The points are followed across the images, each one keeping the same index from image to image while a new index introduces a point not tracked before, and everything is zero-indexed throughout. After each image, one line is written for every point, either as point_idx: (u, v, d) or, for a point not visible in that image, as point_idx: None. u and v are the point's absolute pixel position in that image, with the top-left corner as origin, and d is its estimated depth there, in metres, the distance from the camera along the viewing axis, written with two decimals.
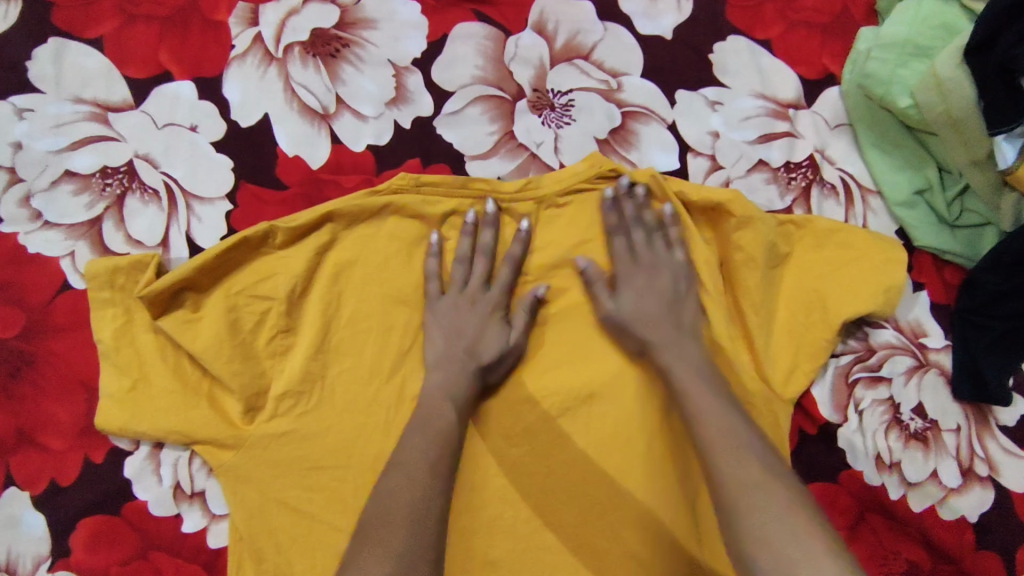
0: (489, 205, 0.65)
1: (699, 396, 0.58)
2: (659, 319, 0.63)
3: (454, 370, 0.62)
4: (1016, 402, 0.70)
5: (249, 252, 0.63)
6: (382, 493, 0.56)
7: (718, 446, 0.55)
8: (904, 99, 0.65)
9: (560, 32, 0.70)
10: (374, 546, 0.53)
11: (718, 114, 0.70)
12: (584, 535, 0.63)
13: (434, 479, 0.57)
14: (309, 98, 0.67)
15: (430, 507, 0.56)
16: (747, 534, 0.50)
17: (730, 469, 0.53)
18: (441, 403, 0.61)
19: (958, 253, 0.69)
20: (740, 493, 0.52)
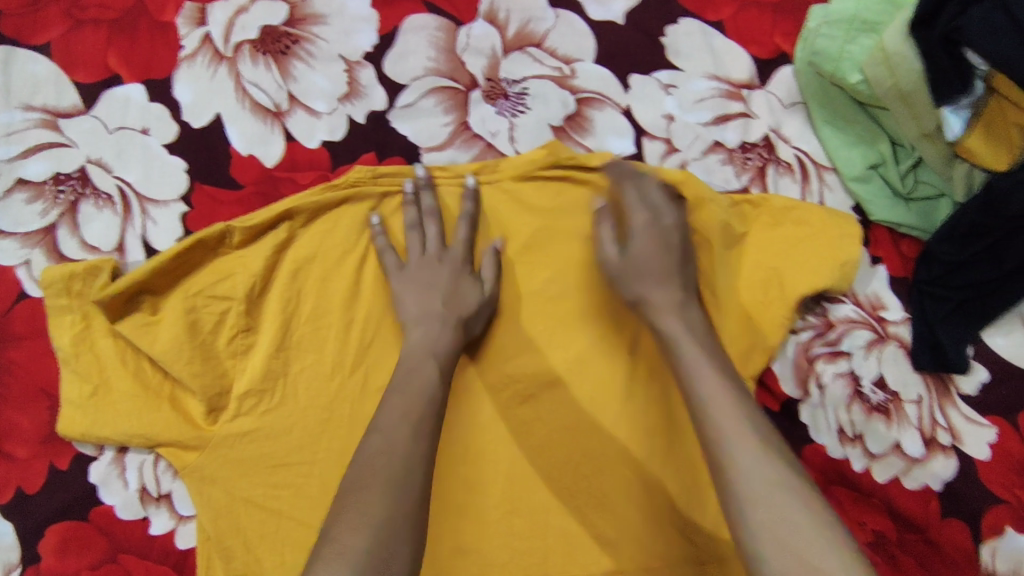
0: (420, 170, 0.65)
1: (707, 382, 0.54)
2: (654, 292, 0.61)
3: (435, 326, 0.61)
4: (975, 370, 0.72)
5: (206, 254, 0.63)
6: (362, 458, 0.52)
7: (733, 431, 0.50)
8: (854, 76, 0.65)
9: (511, 20, 0.70)
10: (348, 518, 0.48)
11: (671, 97, 0.70)
12: (551, 521, 0.64)
13: (417, 441, 0.53)
14: (261, 96, 0.67)
15: (411, 480, 0.51)
16: (766, 532, 0.45)
17: (743, 458, 0.48)
18: (423, 358, 0.59)
19: (915, 227, 0.70)
20: (755, 485, 0.47)
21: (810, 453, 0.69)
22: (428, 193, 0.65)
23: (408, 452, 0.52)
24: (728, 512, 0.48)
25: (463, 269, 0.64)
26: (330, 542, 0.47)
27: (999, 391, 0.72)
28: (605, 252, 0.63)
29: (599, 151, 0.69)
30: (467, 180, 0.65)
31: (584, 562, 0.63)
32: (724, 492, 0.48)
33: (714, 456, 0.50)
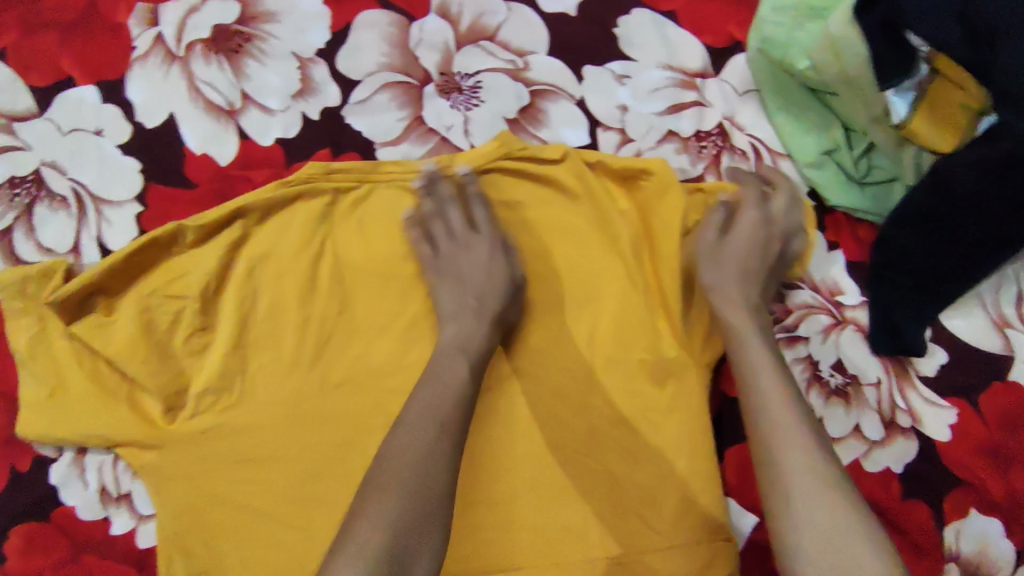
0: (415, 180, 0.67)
1: (766, 381, 0.56)
2: (728, 283, 0.63)
3: (468, 321, 0.62)
4: (935, 352, 0.73)
5: (159, 253, 0.64)
6: (384, 456, 0.54)
7: (791, 434, 0.53)
8: (803, 62, 0.66)
9: (464, 14, 0.70)
10: (368, 513, 0.51)
11: (625, 87, 0.71)
12: (521, 510, 0.66)
13: (439, 438, 0.55)
14: (214, 96, 0.67)
15: (433, 480, 0.53)
16: (810, 533, 0.49)
17: (797, 461, 0.52)
18: (453, 355, 0.60)
19: (870, 211, 0.70)
20: (807, 487, 0.51)
21: None
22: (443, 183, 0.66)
23: (428, 451, 0.54)
24: (773, 509, 0.52)
25: (495, 254, 0.64)
26: (354, 536, 0.50)
27: (958, 373, 0.73)
28: (704, 236, 0.66)
29: (553, 143, 0.69)
30: (461, 170, 0.67)
31: (547, 548, 0.65)
32: (774, 490, 0.52)
33: (766, 454, 0.53)
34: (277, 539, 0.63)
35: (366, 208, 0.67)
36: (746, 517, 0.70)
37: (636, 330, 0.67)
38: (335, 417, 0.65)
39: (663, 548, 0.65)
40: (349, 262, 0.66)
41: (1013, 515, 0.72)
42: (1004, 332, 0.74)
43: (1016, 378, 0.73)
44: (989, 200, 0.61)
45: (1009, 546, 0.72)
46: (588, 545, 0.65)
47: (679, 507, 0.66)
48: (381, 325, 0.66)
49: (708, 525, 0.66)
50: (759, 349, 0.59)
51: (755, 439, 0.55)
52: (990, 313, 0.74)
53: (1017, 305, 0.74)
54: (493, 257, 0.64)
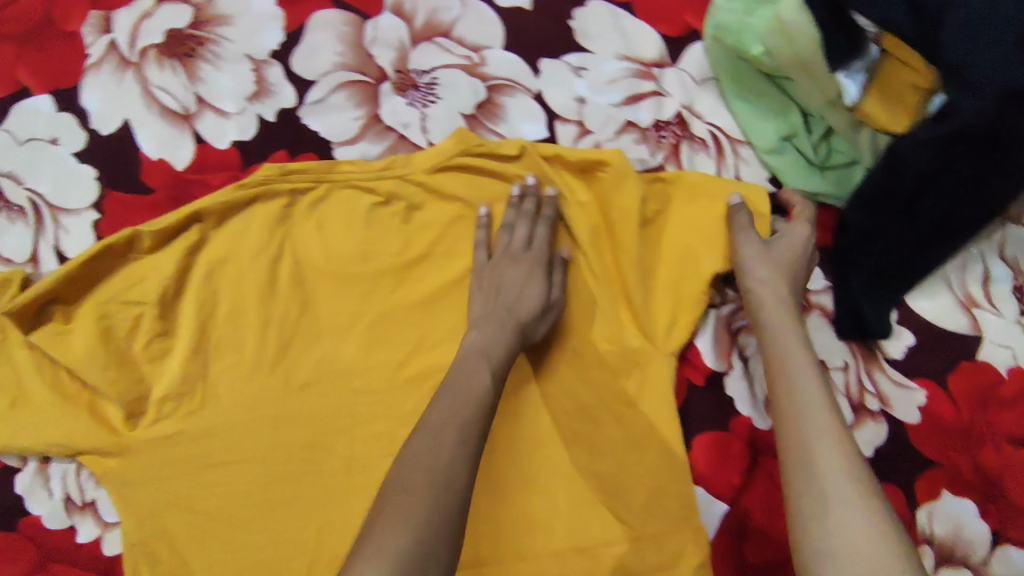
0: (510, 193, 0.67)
1: (802, 378, 0.56)
2: (770, 282, 0.63)
3: (491, 330, 0.60)
4: (901, 334, 0.74)
5: (117, 260, 0.64)
6: (407, 459, 0.50)
7: (825, 430, 0.53)
8: (756, 47, 0.66)
9: (418, 11, 0.70)
10: (390, 517, 0.47)
11: (582, 79, 0.71)
12: (502, 505, 0.67)
13: (464, 444, 0.51)
14: (169, 100, 0.67)
15: (456, 487, 0.49)
16: (841, 532, 0.48)
17: (832, 458, 0.51)
18: (478, 364, 0.57)
19: (831, 195, 0.70)
20: (840, 486, 0.50)
21: (734, 424, 0.70)
22: (533, 199, 0.66)
23: (453, 454, 0.50)
24: (803, 505, 0.50)
25: (535, 273, 0.64)
26: (375, 539, 0.46)
27: (926, 354, 0.73)
28: (744, 238, 0.65)
29: (511, 138, 0.69)
30: (528, 178, 0.67)
31: (518, 542, 0.66)
32: (806, 484, 0.51)
33: (800, 448, 0.52)
34: (243, 542, 0.63)
35: (325, 207, 0.67)
36: (714, 507, 0.69)
37: (600, 320, 0.68)
38: (299, 418, 0.64)
39: (626, 540, 0.66)
40: (309, 263, 0.66)
41: (986, 495, 0.72)
42: (971, 312, 0.74)
43: (985, 358, 0.73)
44: (948, 179, 0.61)
45: (984, 527, 0.72)
46: (553, 538, 0.66)
47: (648, 496, 0.66)
48: (343, 325, 0.66)
49: (674, 514, 0.66)
50: (796, 347, 0.59)
51: (790, 432, 0.54)
52: (956, 293, 0.74)
53: (983, 285, 0.74)
54: (525, 266, 0.64)
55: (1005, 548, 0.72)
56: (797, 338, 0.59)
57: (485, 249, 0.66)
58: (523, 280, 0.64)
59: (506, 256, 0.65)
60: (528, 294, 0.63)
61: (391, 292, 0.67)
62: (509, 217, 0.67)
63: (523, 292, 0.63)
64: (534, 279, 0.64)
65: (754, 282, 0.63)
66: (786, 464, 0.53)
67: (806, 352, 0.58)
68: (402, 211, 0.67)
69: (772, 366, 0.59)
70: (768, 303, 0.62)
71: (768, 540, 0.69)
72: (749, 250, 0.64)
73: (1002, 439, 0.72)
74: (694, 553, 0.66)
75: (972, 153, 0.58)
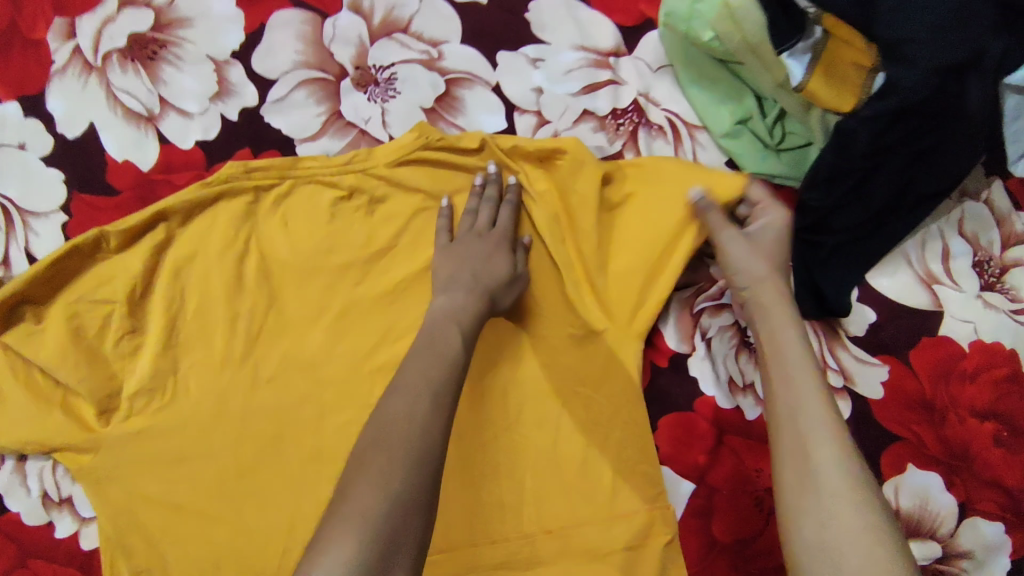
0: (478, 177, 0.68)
1: (799, 378, 0.59)
2: (766, 279, 0.66)
3: (458, 296, 0.62)
4: (862, 312, 0.75)
5: (85, 260, 0.65)
6: (379, 421, 0.50)
7: (821, 428, 0.56)
8: (707, 33, 0.66)
9: (376, 8, 0.71)
10: (368, 479, 0.47)
11: (540, 71, 0.72)
12: (469, 491, 0.67)
13: (438, 409, 0.51)
14: (133, 103, 0.68)
15: (431, 452, 0.49)
16: (834, 525, 0.51)
17: (828, 455, 0.54)
18: (447, 326, 0.58)
19: (788, 177, 0.71)
20: (834, 482, 0.53)
21: (699, 405, 0.71)
22: (495, 185, 0.68)
23: (428, 420, 0.50)
24: (800, 499, 0.54)
25: (499, 247, 0.65)
26: (351, 502, 0.46)
27: (888, 330, 0.74)
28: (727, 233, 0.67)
29: (471, 130, 0.71)
30: (490, 166, 0.68)
31: (488, 526, 0.67)
32: (801, 480, 0.54)
33: (797, 447, 0.56)
34: (216, 532, 0.65)
35: (290, 203, 0.68)
36: (681, 486, 0.70)
37: (563, 307, 0.69)
38: (267, 410, 0.66)
39: (593, 521, 0.67)
40: (275, 258, 0.67)
41: (951, 467, 0.73)
42: (931, 288, 0.75)
43: (946, 332, 0.74)
44: (895, 157, 0.62)
45: (950, 499, 0.73)
46: (522, 521, 0.67)
47: (614, 477, 0.68)
48: (310, 318, 0.67)
49: (641, 494, 0.68)
50: (794, 345, 0.62)
51: (786, 431, 0.57)
52: (915, 270, 0.75)
53: (942, 260, 0.75)
54: (489, 243, 0.65)
55: (971, 519, 0.73)
56: (797, 336, 0.63)
57: (447, 232, 0.67)
58: (488, 255, 0.64)
59: (470, 236, 0.66)
60: (494, 267, 0.64)
61: (356, 285, 0.68)
62: (471, 203, 0.68)
63: (488, 267, 0.64)
64: (500, 254, 0.65)
65: (754, 279, 0.66)
66: (782, 460, 0.56)
67: (803, 350, 0.61)
68: (365, 204, 0.68)
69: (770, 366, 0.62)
70: (767, 301, 0.65)
71: (734, 517, 0.70)
72: (733, 245, 0.67)
73: (964, 411, 0.74)
74: (661, 531, 0.67)
75: (918, 133, 0.60)
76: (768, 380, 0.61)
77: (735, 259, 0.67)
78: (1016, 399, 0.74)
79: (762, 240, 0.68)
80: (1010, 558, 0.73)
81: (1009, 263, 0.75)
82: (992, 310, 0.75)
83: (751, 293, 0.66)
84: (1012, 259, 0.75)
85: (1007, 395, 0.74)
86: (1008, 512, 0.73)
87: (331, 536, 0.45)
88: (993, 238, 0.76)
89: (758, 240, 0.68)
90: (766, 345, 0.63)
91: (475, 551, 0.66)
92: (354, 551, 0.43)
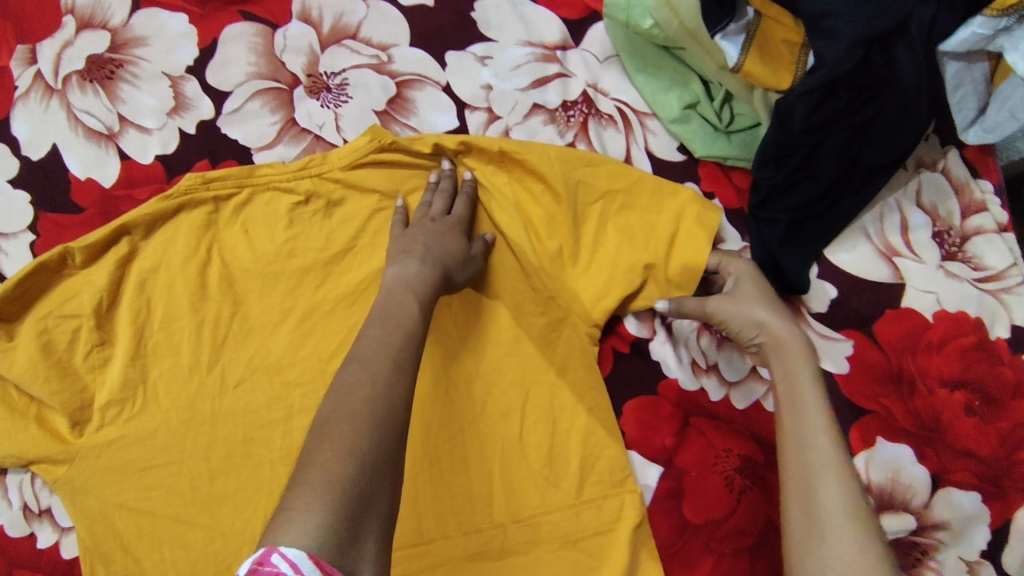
0: (444, 164, 0.70)
1: (810, 416, 0.59)
2: (767, 318, 0.65)
3: (411, 266, 0.62)
4: (824, 288, 0.75)
5: (52, 276, 0.66)
6: (339, 389, 0.50)
7: (825, 471, 0.55)
8: (646, 21, 0.69)
9: (325, 16, 0.73)
10: (331, 445, 0.46)
11: (488, 68, 0.74)
12: (438, 488, 0.67)
13: (397, 373, 0.51)
14: (93, 122, 0.70)
15: (393, 415, 0.49)
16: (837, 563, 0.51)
17: (835, 498, 0.54)
18: (403, 294, 0.59)
19: (739, 158, 0.72)
20: (841, 525, 0.52)
21: (664, 388, 0.72)
22: (449, 181, 0.69)
23: (388, 385, 0.50)
24: (801, 533, 0.54)
25: (449, 231, 0.66)
26: (315, 467, 0.44)
27: (850, 305, 0.74)
28: (712, 304, 0.67)
29: (423, 129, 0.72)
30: (443, 165, 0.69)
31: (460, 519, 0.67)
32: (806, 516, 0.54)
33: (805, 482, 0.55)
34: (191, 537, 0.66)
35: (250, 210, 0.69)
36: (650, 470, 0.70)
37: (522, 299, 0.70)
38: (236, 413, 0.67)
39: (563, 508, 0.68)
40: (237, 265, 0.68)
41: (923, 439, 0.72)
42: (892, 260, 0.75)
43: (909, 304, 0.74)
44: (836, 129, 0.63)
45: (922, 470, 0.71)
46: (493, 511, 0.67)
47: (581, 464, 0.68)
48: (274, 323, 0.69)
49: (609, 479, 0.68)
50: (807, 380, 0.61)
51: (793, 466, 0.57)
52: (874, 243, 0.75)
53: (901, 233, 0.75)
54: (441, 226, 0.66)
55: (945, 490, 0.71)
56: (809, 375, 0.61)
57: (402, 224, 0.68)
58: (442, 235, 0.65)
59: (424, 221, 0.66)
60: (447, 244, 0.65)
61: (318, 288, 0.69)
62: (425, 196, 0.68)
63: (442, 244, 0.64)
64: (451, 234, 0.66)
65: (760, 323, 0.65)
66: (790, 497, 0.56)
67: (817, 387, 0.61)
68: (323, 207, 0.69)
69: (782, 402, 0.61)
70: (783, 338, 0.64)
71: (702, 499, 0.69)
72: (724, 307, 0.66)
73: (933, 382, 0.73)
74: (629, 514, 0.67)
75: (853, 105, 0.61)
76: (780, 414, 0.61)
77: (730, 320, 0.66)
78: (986, 366, 0.73)
79: (752, 292, 0.67)
80: (990, 529, 0.71)
81: (969, 231, 0.76)
82: (955, 279, 0.74)
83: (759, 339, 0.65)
84: (973, 227, 0.76)
85: (976, 362, 0.73)
86: (985, 482, 0.71)
87: (297, 506, 0.42)
88: (952, 208, 0.76)
89: (746, 292, 0.67)
90: (779, 380, 0.63)
91: (447, 543, 0.67)
92: (323, 515, 0.42)
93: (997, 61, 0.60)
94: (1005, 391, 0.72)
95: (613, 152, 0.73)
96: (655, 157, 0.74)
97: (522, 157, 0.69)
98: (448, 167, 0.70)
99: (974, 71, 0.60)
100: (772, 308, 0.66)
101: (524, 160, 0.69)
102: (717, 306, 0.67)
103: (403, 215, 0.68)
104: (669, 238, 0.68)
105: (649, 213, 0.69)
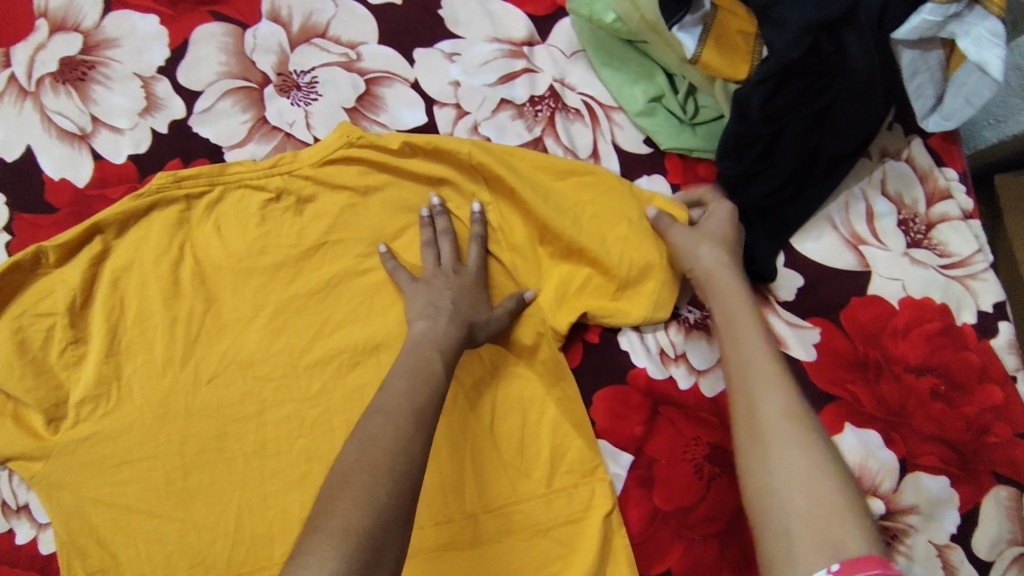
0: (434, 199, 0.71)
1: (748, 341, 0.60)
2: (707, 255, 0.66)
3: (440, 322, 0.64)
4: (791, 277, 0.76)
5: (26, 276, 0.67)
6: (362, 437, 0.51)
7: (766, 386, 0.56)
8: (609, 16, 0.71)
9: (295, 16, 0.75)
10: (350, 496, 0.47)
11: (456, 64, 0.75)
12: None
13: (419, 424, 0.53)
14: (66, 123, 0.71)
15: (411, 470, 0.50)
16: (780, 463, 0.52)
17: (776, 407, 0.55)
18: (429, 351, 0.60)
19: (704, 150, 0.74)
20: (782, 431, 0.54)
21: (633, 377, 0.73)
22: (443, 217, 0.70)
23: (409, 440, 0.51)
24: (746, 446, 0.55)
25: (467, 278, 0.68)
26: (334, 515, 0.46)
27: (816, 294, 0.75)
28: (676, 230, 0.69)
29: (393, 125, 0.73)
30: (433, 200, 0.70)
31: (431, 509, 0.67)
32: (750, 430, 0.55)
33: (745, 400, 0.57)
34: (165, 530, 0.67)
35: (222, 207, 0.70)
36: (620, 459, 0.71)
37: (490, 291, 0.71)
38: (208, 409, 0.68)
39: (533, 497, 0.68)
40: (209, 262, 0.70)
41: (891, 423, 0.72)
42: (857, 249, 0.76)
43: (874, 291, 0.75)
44: (794, 119, 0.65)
45: (891, 455, 0.71)
46: (465, 501, 0.68)
47: (552, 453, 0.69)
48: (246, 319, 0.69)
49: (580, 468, 0.69)
50: (745, 312, 0.62)
51: (736, 386, 0.58)
52: (840, 232, 0.76)
53: (867, 222, 0.76)
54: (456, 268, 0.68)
55: (914, 475, 0.71)
56: (745, 306, 0.63)
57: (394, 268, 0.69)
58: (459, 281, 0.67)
59: (439, 273, 0.68)
60: (470, 298, 0.67)
61: (289, 284, 0.70)
62: (426, 236, 0.70)
63: (469, 299, 0.67)
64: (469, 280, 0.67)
65: (701, 257, 0.66)
66: (735, 418, 0.57)
67: (754, 315, 0.62)
68: (294, 204, 0.70)
69: (725, 337, 0.62)
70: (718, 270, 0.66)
71: (672, 486, 0.70)
72: (683, 235, 0.68)
73: (900, 368, 0.73)
74: (600, 503, 0.68)
75: (807, 94, 0.63)
76: (724, 348, 0.61)
77: (679, 248, 0.68)
78: (952, 352, 0.74)
79: (711, 228, 0.68)
80: (959, 513, 0.71)
81: (934, 218, 0.77)
82: (920, 266, 0.75)
83: (705, 274, 0.66)
84: (938, 215, 0.77)
85: (942, 348, 0.74)
86: (953, 466, 0.72)
87: (312, 550, 0.44)
88: (917, 196, 0.77)
89: (709, 228, 0.68)
90: (719, 314, 0.64)
91: (419, 532, 0.67)
92: (339, 563, 0.43)
93: (951, 49, 0.60)
94: (971, 376, 0.73)
95: (581, 146, 0.74)
96: (622, 150, 0.75)
97: (489, 168, 0.69)
98: (438, 202, 0.71)
99: (928, 59, 0.60)
100: (719, 246, 0.67)
101: (490, 169, 0.69)
102: (675, 233, 0.68)
103: (396, 262, 0.70)
104: (631, 231, 0.69)
105: (611, 208, 0.70)
